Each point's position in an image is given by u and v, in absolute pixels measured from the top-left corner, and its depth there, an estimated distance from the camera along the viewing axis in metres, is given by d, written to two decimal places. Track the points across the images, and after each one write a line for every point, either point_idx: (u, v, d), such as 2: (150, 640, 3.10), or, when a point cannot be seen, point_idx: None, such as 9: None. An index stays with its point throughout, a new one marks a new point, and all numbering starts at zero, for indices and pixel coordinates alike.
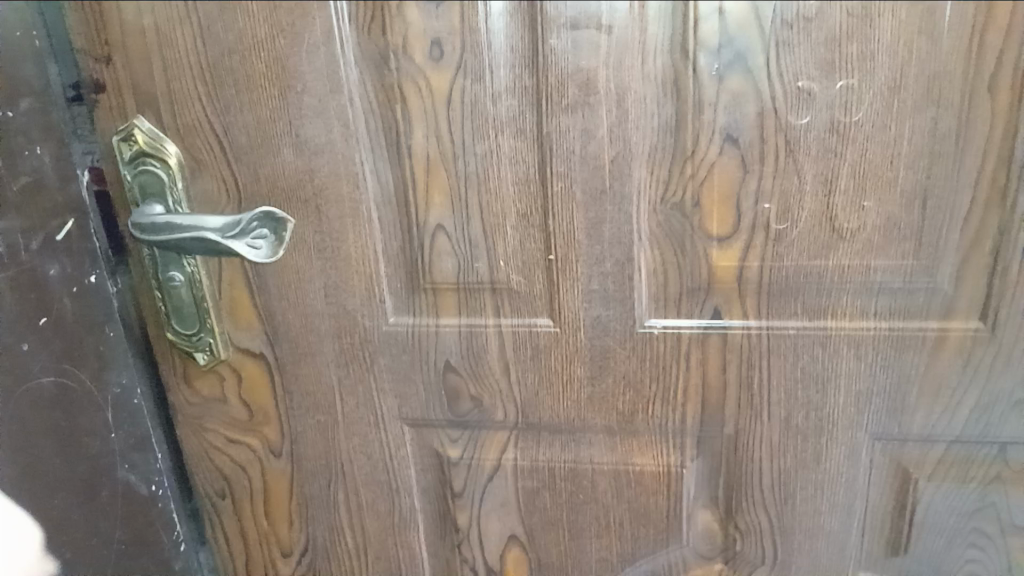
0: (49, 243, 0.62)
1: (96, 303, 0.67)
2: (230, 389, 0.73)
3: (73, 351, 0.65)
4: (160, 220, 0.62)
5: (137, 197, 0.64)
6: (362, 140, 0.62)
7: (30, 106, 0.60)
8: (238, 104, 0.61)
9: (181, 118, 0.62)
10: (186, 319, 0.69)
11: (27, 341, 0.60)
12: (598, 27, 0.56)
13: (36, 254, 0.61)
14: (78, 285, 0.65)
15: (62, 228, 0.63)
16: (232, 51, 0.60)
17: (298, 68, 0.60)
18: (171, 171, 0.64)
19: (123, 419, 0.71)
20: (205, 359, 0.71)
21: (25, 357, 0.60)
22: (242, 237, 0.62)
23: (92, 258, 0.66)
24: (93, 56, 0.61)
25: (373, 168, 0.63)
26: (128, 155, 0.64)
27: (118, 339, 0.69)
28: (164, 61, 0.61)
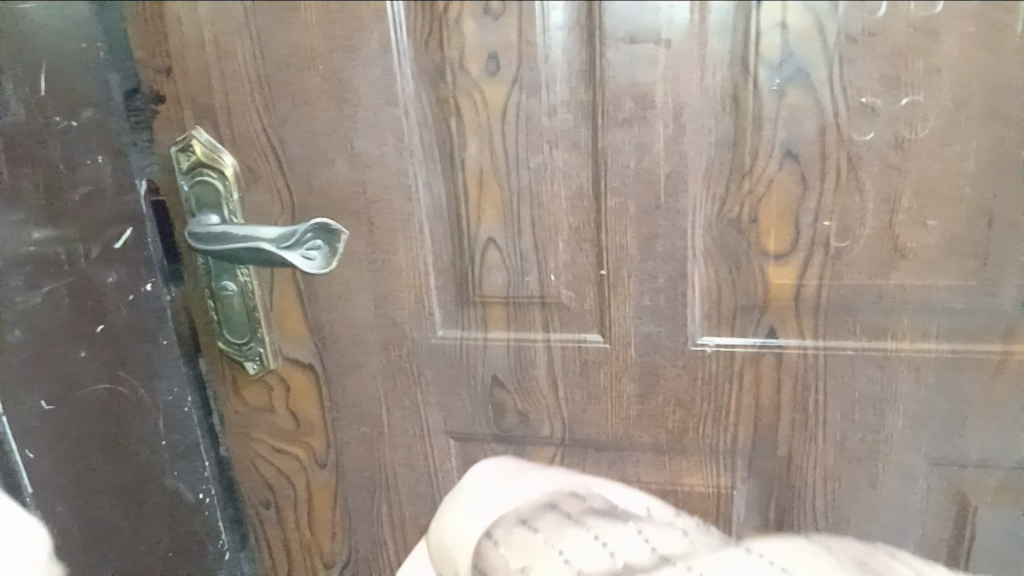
0: (106, 251, 0.64)
1: (150, 312, 0.68)
2: (277, 399, 0.73)
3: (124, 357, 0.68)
4: (216, 233, 0.63)
5: (193, 207, 0.65)
6: (416, 153, 0.62)
7: (91, 117, 0.61)
8: (294, 116, 0.62)
9: (238, 129, 0.63)
10: (237, 329, 0.69)
11: (81, 348, 0.65)
12: (657, 41, 0.56)
13: (92, 262, 0.64)
14: (132, 293, 0.67)
15: (120, 238, 0.64)
16: (289, 63, 0.60)
17: (354, 81, 0.60)
18: (227, 182, 0.64)
19: (172, 428, 0.71)
20: (254, 368, 0.71)
21: (79, 364, 0.65)
22: (296, 248, 0.63)
23: (147, 266, 0.66)
24: (152, 68, 0.62)
25: (426, 181, 0.63)
26: (185, 166, 0.64)
27: (170, 348, 0.70)
28: (222, 73, 0.61)
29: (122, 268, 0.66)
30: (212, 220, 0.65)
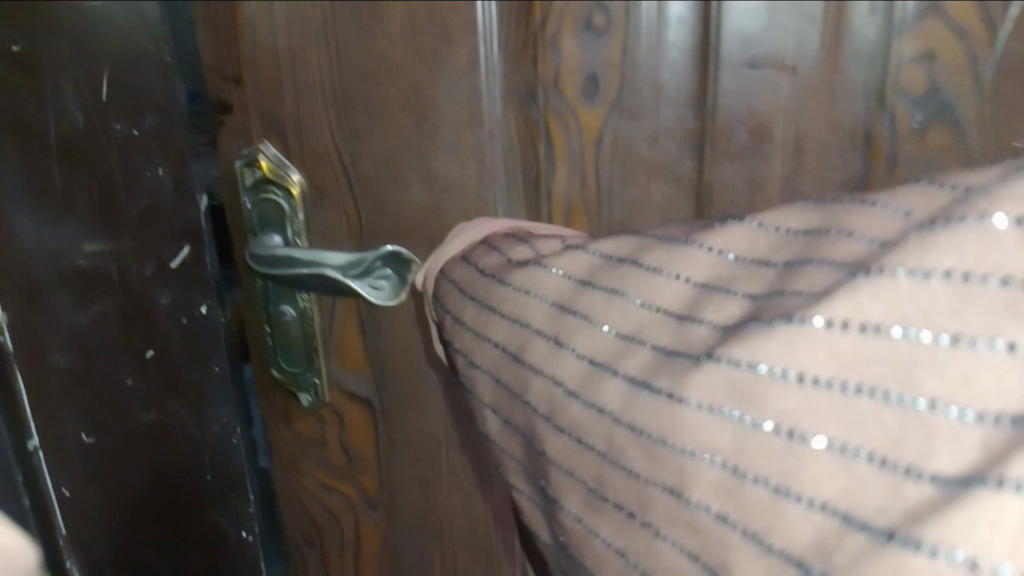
0: (162, 270, 0.59)
1: (203, 334, 0.61)
2: (331, 433, 0.68)
3: (179, 380, 0.62)
4: (281, 258, 0.58)
5: (254, 226, 0.60)
6: (498, 179, 0.57)
7: (154, 126, 0.55)
8: (370, 132, 0.57)
9: (308, 145, 0.58)
10: (293, 358, 0.64)
11: (129, 374, 0.62)
12: (781, 66, 0.50)
13: (148, 283, 0.60)
14: (186, 316, 0.60)
15: (179, 255, 0.58)
16: (368, 76, 0.56)
17: (436, 98, 0.55)
18: (293, 201, 0.60)
19: (220, 461, 0.65)
20: (309, 401, 0.66)
21: (126, 390, 0.62)
22: (365, 277, 0.60)
23: (203, 287, 0.60)
24: (222, 75, 0.56)
25: (507, 212, 0.57)
26: (250, 181, 0.59)
27: (223, 376, 0.63)
28: (296, 85, 0.57)
29: (172, 287, 0.60)
30: (275, 240, 0.60)
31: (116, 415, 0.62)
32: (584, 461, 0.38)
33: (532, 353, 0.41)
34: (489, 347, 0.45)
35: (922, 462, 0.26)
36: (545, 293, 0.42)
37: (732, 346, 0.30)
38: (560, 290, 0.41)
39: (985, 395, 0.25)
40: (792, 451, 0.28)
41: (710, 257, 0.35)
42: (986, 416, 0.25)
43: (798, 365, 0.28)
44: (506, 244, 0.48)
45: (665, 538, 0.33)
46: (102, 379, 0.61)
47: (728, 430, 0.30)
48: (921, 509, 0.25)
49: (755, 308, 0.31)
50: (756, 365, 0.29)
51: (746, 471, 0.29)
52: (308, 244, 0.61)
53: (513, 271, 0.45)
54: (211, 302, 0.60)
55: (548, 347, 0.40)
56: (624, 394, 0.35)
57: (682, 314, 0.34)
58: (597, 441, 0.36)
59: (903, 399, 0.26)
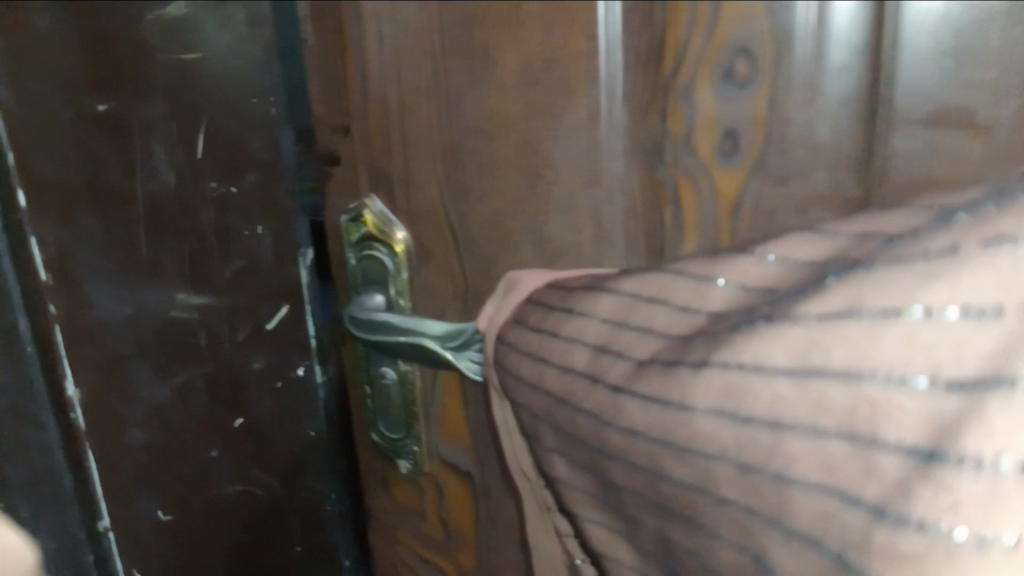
0: (257, 335, 0.49)
1: (299, 402, 0.55)
2: (429, 502, 0.63)
3: (280, 448, 0.54)
4: (381, 322, 0.53)
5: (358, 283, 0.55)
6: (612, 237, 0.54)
7: (258, 181, 0.46)
8: (479, 189, 0.53)
9: (415, 201, 0.54)
10: (393, 422, 0.61)
11: (215, 446, 0.49)
12: (970, 125, 0.49)
13: (238, 348, 0.49)
14: (280, 382, 0.51)
15: (275, 318, 0.50)
16: (478, 128, 0.52)
17: (551, 154, 0.52)
18: (398, 260, 0.54)
19: (311, 529, 0.58)
20: (407, 468, 0.63)
21: (206, 465, 0.48)
22: (462, 351, 0.51)
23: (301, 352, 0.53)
24: (331, 126, 0.49)
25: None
26: (355, 237, 0.53)
27: (318, 442, 0.57)
28: (405, 138, 0.52)
29: (271, 350, 0.51)
30: (377, 302, 0.54)
31: (200, 495, 0.48)
32: (642, 480, 0.33)
33: (577, 395, 0.37)
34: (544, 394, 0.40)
35: (949, 444, 0.22)
36: (585, 334, 0.38)
37: (722, 348, 0.29)
38: (598, 332, 0.38)
39: (963, 361, 0.23)
40: (781, 444, 0.27)
41: (758, 266, 0.31)
42: (943, 383, 0.23)
43: (765, 365, 0.27)
44: (556, 288, 0.43)
45: (739, 548, 0.29)
46: (182, 452, 0.47)
47: (749, 435, 0.28)
48: (903, 477, 0.23)
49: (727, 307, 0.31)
50: (773, 371, 0.27)
51: (775, 467, 0.27)
52: (411, 307, 0.56)
53: (561, 319, 0.41)
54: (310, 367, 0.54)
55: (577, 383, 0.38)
56: (655, 415, 0.32)
57: (709, 330, 0.31)
58: (644, 463, 0.32)
59: (901, 380, 0.24)
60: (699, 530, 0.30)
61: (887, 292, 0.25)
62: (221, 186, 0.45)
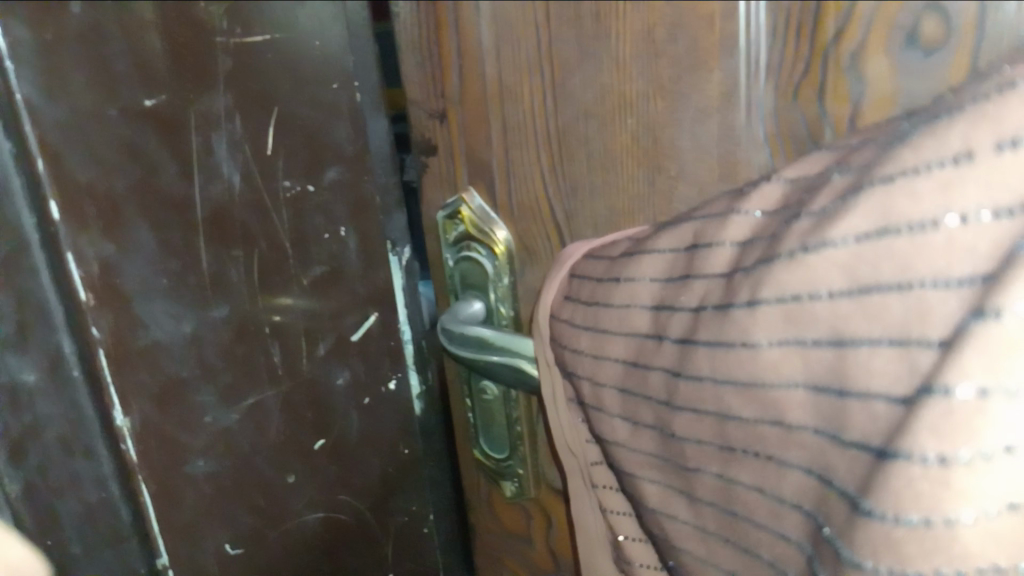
0: (341, 345, 0.46)
1: (390, 416, 0.50)
2: (537, 530, 0.54)
3: (368, 469, 0.50)
4: (476, 340, 0.46)
5: (458, 287, 0.51)
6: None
7: (337, 176, 0.44)
8: (589, 184, 0.44)
9: (518, 195, 0.47)
10: (495, 441, 0.52)
11: (293, 471, 0.44)
12: None
13: (321, 363, 0.45)
14: (370, 394, 0.49)
15: (360, 325, 0.47)
16: (589, 113, 0.42)
17: (675, 142, 0.40)
18: (498, 263, 0.49)
19: (406, 555, 0.54)
20: (513, 491, 0.53)
21: (287, 492, 0.44)
22: None
23: (394, 358, 0.50)
24: (427, 110, 0.48)
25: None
26: (453, 236, 0.50)
27: (413, 459, 0.53)
28: (505, 125, 0.45)
29: (359, 360, 0.48)
30: (478, 309, 0.50)
31: (276, 528, 0.44)
32: (707, 428, 0.26)
33: (645, 354, 0.30)
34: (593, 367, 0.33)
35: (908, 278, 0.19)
36: (639, 295, 0.30)
37: (770, 281, 0.23)
38: (653, 292, 0.30)
39: (969, 254, 0.18)
40: (843, 369, 0.21)
41: (752, 216, 0.25)
42: (961, 278, 0.18)
43: (814, 292, 0.21)
44: (595, 251, 0.35)
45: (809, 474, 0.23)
46: (258, 482, 0.43)
47: (813, 363, 0.22)
48: (930, 376, 0.18)
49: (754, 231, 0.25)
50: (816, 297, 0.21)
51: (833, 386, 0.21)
52: (514, 315, 0.50)
53: (604, 282, 0.33)
54: (404, 373, 0.51)
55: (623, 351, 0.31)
56: (723, 364, 0.25)
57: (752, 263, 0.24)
58: (709, 410, 0.26)
59: (910, 284, 0.19)
60: (767, 465, 0.24)
61: (917, 193, 0.19)
62: (294, 185, 0.42)
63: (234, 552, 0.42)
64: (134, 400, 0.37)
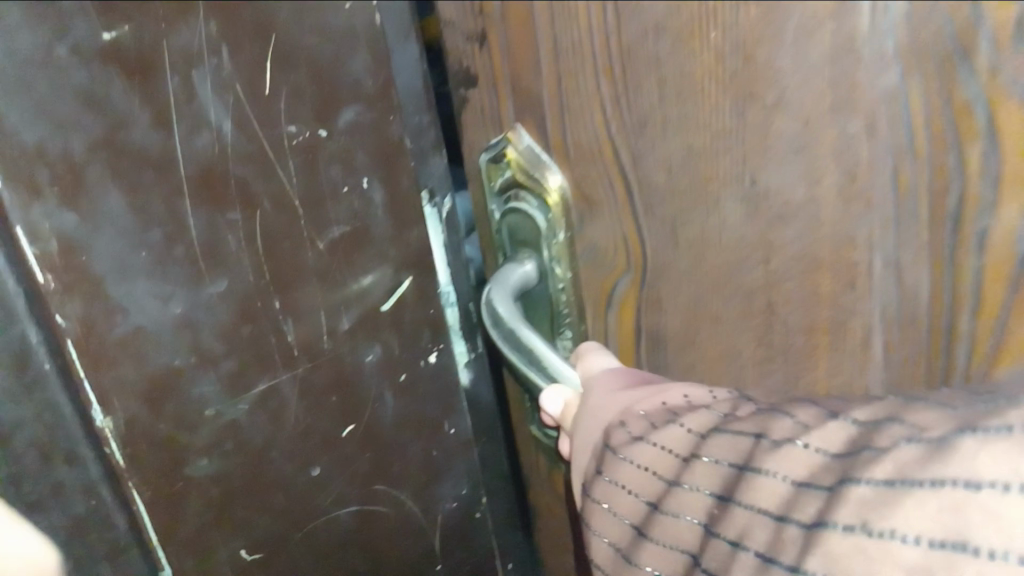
0: (370, 318, 0.39)
1: (432, 392, 0.44)
2: None
3: (408, 454, 0.44)
4: (505, 321, 0.41)
5: (506, 242, 0.43)
6: (881, 207, 0.30)
7: (358, 117, 0.35)
8: (660, 120, 0.33)
9: (572, 135, 0.36)
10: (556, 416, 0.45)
11: (319, 463, 0.40)
12: None
13: (346, 339, 0.39)
14: (407, 371, 0.42)
15: (392, 293, 0.40)
16: (665, 27, 0.30)
17: (775, 61, 0.28)
18: (553, 216, 0.40)
19: (456, 539, 0.49)
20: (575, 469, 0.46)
21: (313, 485, 0.40)
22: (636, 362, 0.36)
23: (435, 329, 0.43)
24: (464, 33, 0.35)
25: (890, 260, 0.31)
26: (499, 184, 0.41)
27: (462, 440, 0.46)
28: (555, 43, 0.33)
29: (393, 334, 0.41)
30: (528, 270, 0.42)
31: (300, 528, 0.40)
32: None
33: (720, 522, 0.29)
34: (670, 521, 0.32)
35: (966, 535, 0.20)
36: (711, 461, 0.30)
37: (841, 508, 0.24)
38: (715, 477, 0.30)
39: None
40: None
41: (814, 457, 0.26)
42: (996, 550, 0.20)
43: (903, 536, 0.21)
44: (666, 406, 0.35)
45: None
46: (274, 480, 0.38)
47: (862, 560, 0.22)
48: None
49: (817, 474, 0.25)
50: (901, 540, 0.21)
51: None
52: (571, 275, 0.42)
53: (676, 443, 0.33)
54: (445, 345, 0.43)
55: (698, 498, 0.31)
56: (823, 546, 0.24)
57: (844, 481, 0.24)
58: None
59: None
60: None
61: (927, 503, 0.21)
62: (302, 131, 0.34)
63: (251, 558, 0.39)
64: (117, 401, 0.32)
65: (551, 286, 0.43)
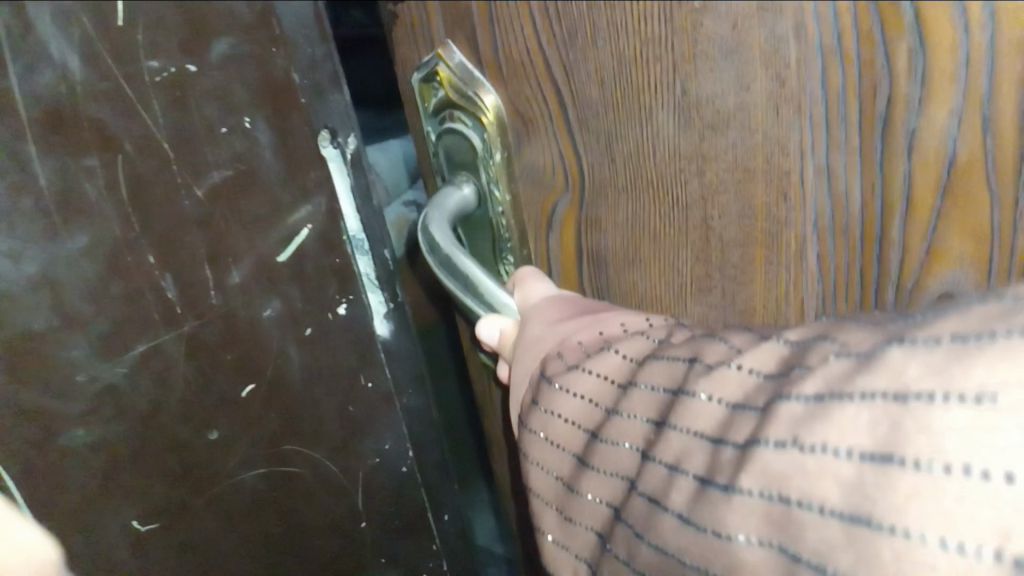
0: (264, 270, 0.37)
1: (342, 344, 0.42)
2: None
3: (321, 413, 0.42)
4: (441, 248, 0.42)
5: (444, 164, 0.44)
6: (810, 110, 0.32)
7: (229, 49, 0.32)
8: (590, 21, 0.34)
9: (503, 49, 0.37)
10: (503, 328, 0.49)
11: (218, 425, 0.39)
12: None
13: (238, 292, 0.37)
14: (314, 323, 0.40)
15: (289, 241, 0.38)
16: None
17: None
18: (486, 136, 0.41)
19: (383, 500, 0.47)
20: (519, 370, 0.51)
21: (213, 450, 0.39)
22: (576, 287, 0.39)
23: (342, 278, 0.40)
24: None
25: (822, 165, 0.33)
26: (433, 105, 0.42)
27: (383, 394, 0.45)
28: None
29: (293, 285, 0.39)
30: (466, 194, 0.44)
31: (202, 494, 0.39)
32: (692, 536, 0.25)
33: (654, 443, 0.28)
34: (609, 449, 0.31)
35: (896, 447, 0.19)
36: (655, 383, 0.29)
37: (773, 422, 0.22)
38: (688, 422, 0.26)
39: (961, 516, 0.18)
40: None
41: (744, 375, 0.25)
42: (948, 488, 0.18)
43: (805, 499, 0.21)
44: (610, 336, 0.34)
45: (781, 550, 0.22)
46: (167, 445, 0.37)
47: (783, 515, 0.21)
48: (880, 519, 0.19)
49: (750, 396, 0.24)
50: (833, 453, 0.20)
51: (809, 551, 0.21)
52: (512, 199, 0.44)
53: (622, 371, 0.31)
54: (355, 296, 0.41)
55: (635, 425, 0.30)
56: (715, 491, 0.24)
57: (771, 392, 0.23)
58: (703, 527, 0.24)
59: (899, 529, 0.19)
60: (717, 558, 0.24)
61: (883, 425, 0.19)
62: (166, 68, 0.31)
63: (147, 530, 0.38)
64: None
65: (490, 211, 0.45)
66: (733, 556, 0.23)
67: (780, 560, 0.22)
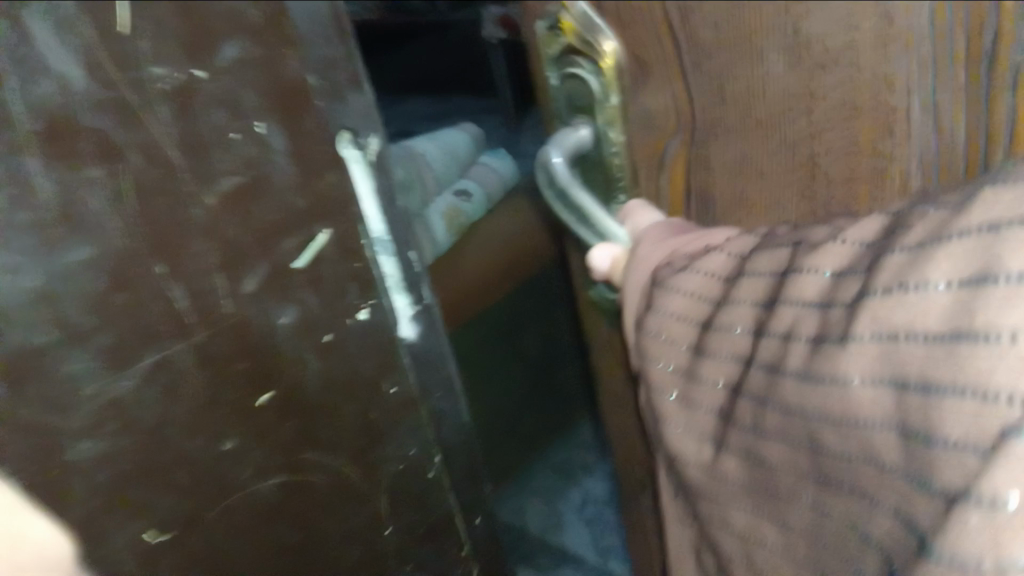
0: (278, 278, 0.38)
1: (360, 351, 0.42)
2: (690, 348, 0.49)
3: (342, 420, 0.43)
4: (558, 182, 0.41)
5: (563, 107, 0.42)
6: (919, 47, 0.33)
7: (240, 52, 0.32)
8: None
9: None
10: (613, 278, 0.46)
11: (230, 435, 0.39)
12: None
13: (250, 301, 0.37)
14: (332, 330, 0.41)
15: (305, 248, 0.38)
16: None
17: None
18: (609, 83, 0.39)
19: (404, 505, 0.48)
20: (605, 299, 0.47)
21: (223, 460, 0.39)
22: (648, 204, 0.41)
23: (361, 284, 0.41)
24: None
25: (928, 102, 0.35)
26: (555, 52, 0.40)
27: (405, 398, 0.46)
28: None
29: (309, 292, 0.39)
30: (582, 136, 0.41)
31: (213, 505, 0.40)
32: (817, 393, 0.29)
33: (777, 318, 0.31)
34: (723, 334, 0.35)
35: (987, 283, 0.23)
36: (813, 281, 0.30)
37: (903, 275, 0.26)
38: (822, 287, 0.29)
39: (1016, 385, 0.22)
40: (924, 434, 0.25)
41: (837, 248, 0.29)
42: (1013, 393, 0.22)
43: (911, 332, 0.25)
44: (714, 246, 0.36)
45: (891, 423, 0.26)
46: (178, 458, 0.37)
47: (901, 383, 0.25)
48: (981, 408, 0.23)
49: (853, 260, 0.28)
50: (932, 291, 0.25)
51: (918, 380, 0.25)
52: (625, 141, 0.41)
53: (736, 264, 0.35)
54: (376, 301, 0.42)
55: (746, 309, 0.34)
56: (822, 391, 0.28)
57: (873, 253, 0.28)
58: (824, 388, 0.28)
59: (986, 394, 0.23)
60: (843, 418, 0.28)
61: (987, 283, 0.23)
62: (173, 74, 0.31)
63: (158, 542, 0.38)
64: None
65: (605, 152, 0.41)
66: (847, 402, 0.27)
67: (890, 395, 0.26)
